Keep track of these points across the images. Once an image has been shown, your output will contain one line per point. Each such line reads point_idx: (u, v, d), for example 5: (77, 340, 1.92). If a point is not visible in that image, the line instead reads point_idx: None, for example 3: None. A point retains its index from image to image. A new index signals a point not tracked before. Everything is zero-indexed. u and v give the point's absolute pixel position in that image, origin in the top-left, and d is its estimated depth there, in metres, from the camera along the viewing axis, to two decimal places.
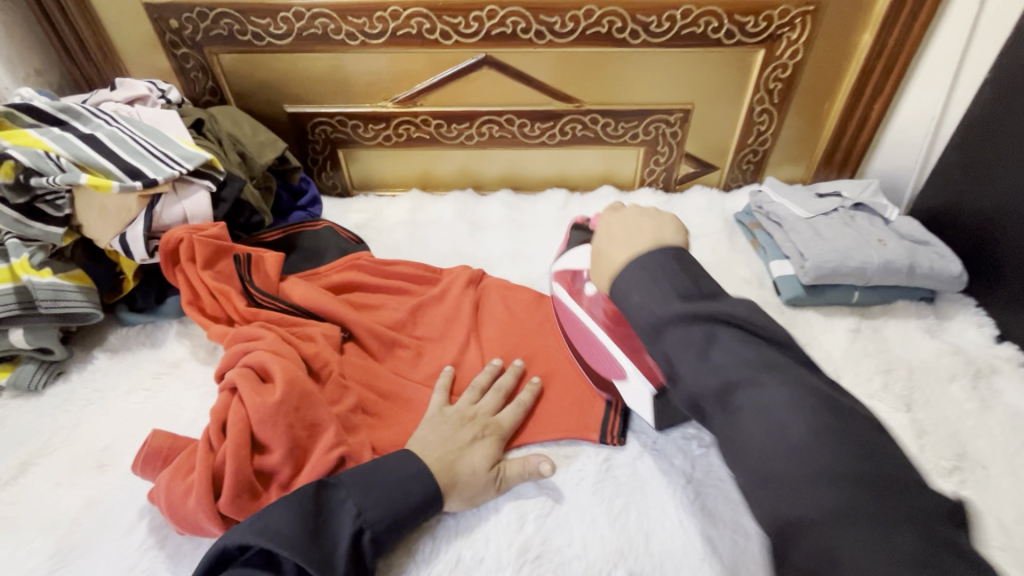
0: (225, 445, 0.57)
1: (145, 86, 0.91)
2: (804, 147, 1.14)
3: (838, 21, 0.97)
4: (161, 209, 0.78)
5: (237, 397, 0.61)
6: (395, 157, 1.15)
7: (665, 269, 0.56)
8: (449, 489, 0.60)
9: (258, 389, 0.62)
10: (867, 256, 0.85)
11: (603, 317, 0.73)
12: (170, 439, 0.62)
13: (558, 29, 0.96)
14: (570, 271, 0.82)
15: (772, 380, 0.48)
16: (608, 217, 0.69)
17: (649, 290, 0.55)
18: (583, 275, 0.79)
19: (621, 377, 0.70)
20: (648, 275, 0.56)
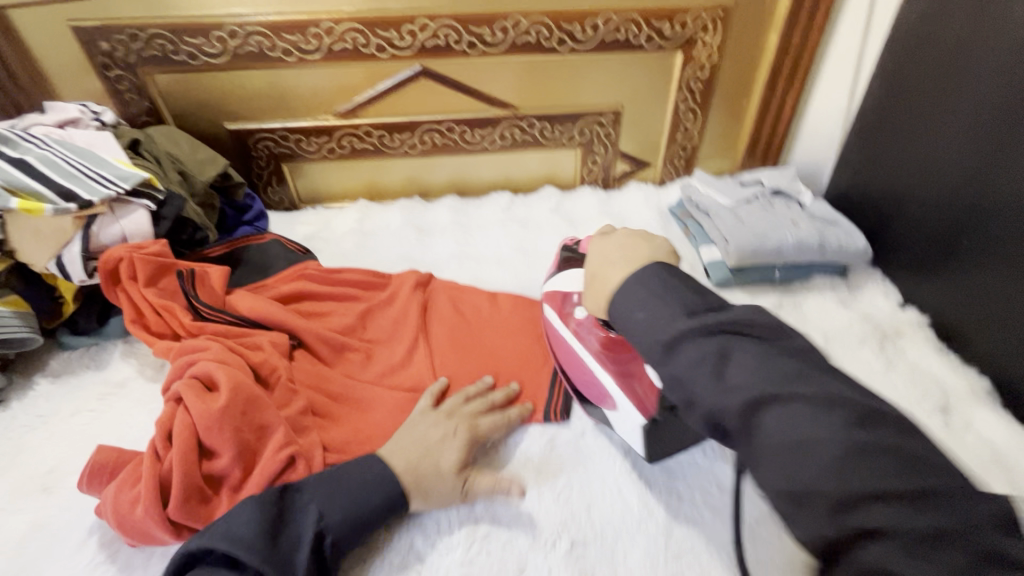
0: (171, 453, 0.58)
1: (76, 109, 0.91)
2: (729, 141, 1.23)
3: (747, 23, 1.06)
4: (97, 229, 0.79)
5: (181, 406, 0.62)
6: (340, 169, 1.17)
7: (663, 283, 0.56)
8: (413, 492, 0.61)
9: (204, 398, 0.63)
10: (783, 236, 0.92)
11: (597, 345, 0.72)
12: (116, 453, 0.63)
13: (489, 39, 1.01)
14: (560, 293, 0.81)
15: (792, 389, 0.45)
16: (599, 242, 0.72)
17: (655, 310, 0.54)
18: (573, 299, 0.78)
19: (611, 407, 0.69)
20: (649, 292, 0.56)
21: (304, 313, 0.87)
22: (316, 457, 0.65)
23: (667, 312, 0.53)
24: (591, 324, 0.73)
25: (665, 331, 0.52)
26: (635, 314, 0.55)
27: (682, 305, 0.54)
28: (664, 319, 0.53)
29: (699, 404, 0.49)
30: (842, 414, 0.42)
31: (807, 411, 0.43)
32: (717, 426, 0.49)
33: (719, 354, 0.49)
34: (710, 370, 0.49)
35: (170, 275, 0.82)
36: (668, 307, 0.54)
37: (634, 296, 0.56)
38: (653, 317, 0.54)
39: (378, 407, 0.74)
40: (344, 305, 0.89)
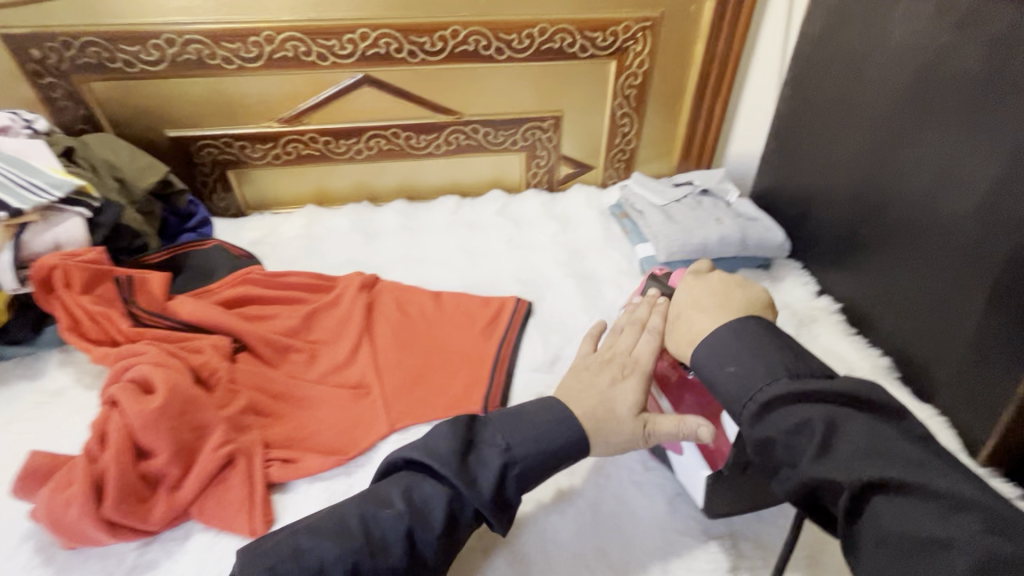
0: (106, 455, 0.59)
1: (6, 117, 0.89)
2: (664, 145, 1.30)
3: (673, 35, 1.13)
4: (29, 237, 0.79)
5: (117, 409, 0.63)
6: (287, 175, 1.18)
7: (760, 342, 0.54)
8: (595, 435, 0.58)
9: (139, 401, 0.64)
10: (708, 232, 0.99)
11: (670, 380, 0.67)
12: (50, 459, 0.63)
13: (429, 48, 1.04)
14: None
15: (876, 430, 0.46)
16: (691, 281, 0.67)
17: (748, 367, 0.53)
18: None
19: (676, 449, 0.63)
20: (745, 346, 0.54)
21: (248, 315, 0.88)
22: (256, 454, 0.67)
23: (764, 368, 0.52)
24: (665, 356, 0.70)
25: (754, 389, 0.51)
26: (716, 372, 0.55)
27: (781, 361, 0.52)
28: (759, 379, 0.52)
29: (794, 471, 0.47)
30: (901, 435, 0.46)
31: (870, 434, 0.46)
32: (813, 492, 0.46)
33: (823, 419, 0.47)
34: (802, 438, 0.47)
35: (108, 282, 0.82)
36: (762, 364, 0.52)
37: (716, 344, 0.56)
38: (745, 374, 0.53)
39: (320, 404, 0.76)
40: (289, 307, 0.91)
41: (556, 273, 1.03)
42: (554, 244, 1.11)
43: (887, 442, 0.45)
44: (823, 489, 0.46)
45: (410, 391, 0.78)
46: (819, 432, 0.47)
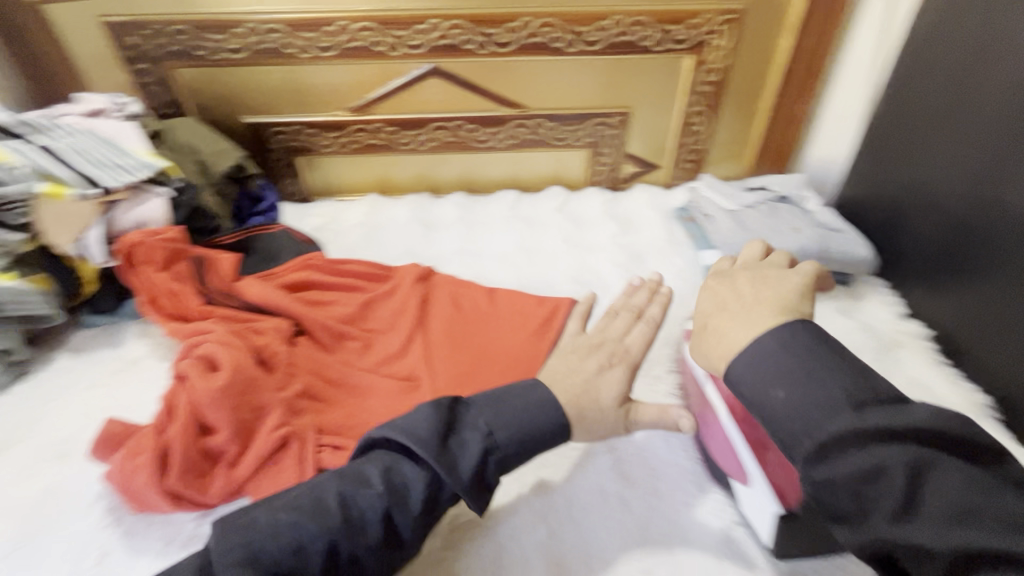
0: (173, 427, 0.63)
1: (104, 101, 0.95)
2: (737, 145, 1.22)
3: (757, 28, 1.05)
4: (117, 214, 0.84)
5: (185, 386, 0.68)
6: (353, 164, 1.20)
7: (810, 358, 0.46)
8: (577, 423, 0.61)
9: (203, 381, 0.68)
10: (783, 242, 0.92)
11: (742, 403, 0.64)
12: (124, 426, 0.68)
13: (499, 39, 1.03)
14: None
15: (962, 478, 0.38)
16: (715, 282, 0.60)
17: (802, 393, 0.44)
18: None
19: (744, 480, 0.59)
20: (788, 363, 0.46)
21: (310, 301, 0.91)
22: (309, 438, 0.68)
23: (819, 398, 0.43)
24: None
25: (814, 425, 0.43)
26: (763, 401, 0.46)
27: (842, 388, 0.43)
28: (820, 416, 0.43)
29: (863, 526, 0.40)
30: (998, 483, 0.38)
31: (965, 488, 0.38)
32: (884, 554, 0.39)
33: (904, 466, 0.38)
34: (878, 486, 0.39)
35: (183, 261, 0.86)
36: (819, 397, 0.43)
37: (756, 359, 0.48)
38: (801, 403, 0.44)
39: (372, 393, 0.77)
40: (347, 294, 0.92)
41: (613, 276, 0.99)
42: (613, 245, 1.07)
43: (982, 496, 0.37)
44: (901, 551, 0.38)
45: (460, 387, 0.78)
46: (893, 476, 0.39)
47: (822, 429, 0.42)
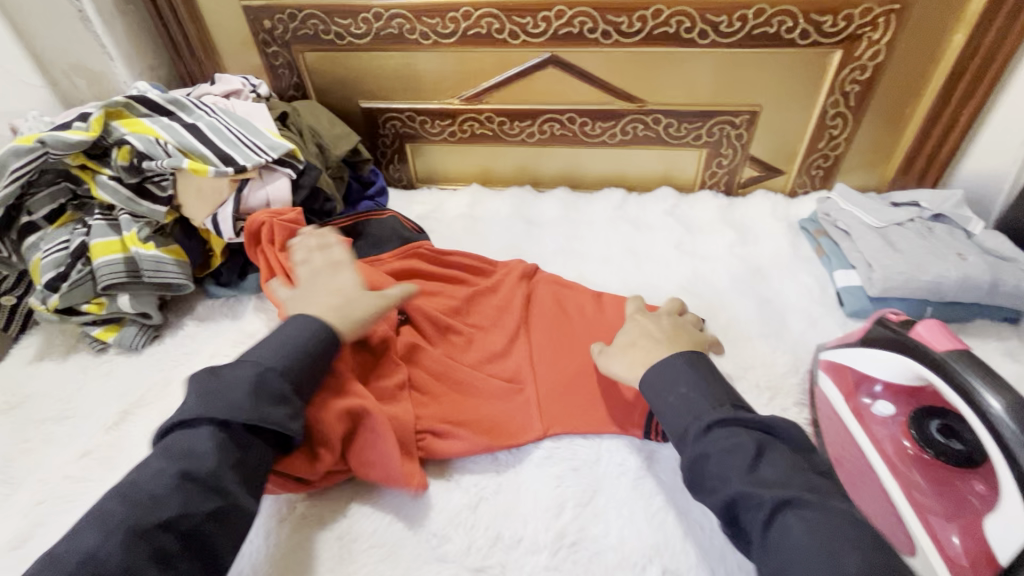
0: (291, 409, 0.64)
1: (239, 81, 1.00)
2: (880, 153, 1.08)
3: (927, 21, 0.91)
4: (247, 192, 0.86)
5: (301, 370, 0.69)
6: (458, 153, 1.19)
7: (669, 372, 0.62)
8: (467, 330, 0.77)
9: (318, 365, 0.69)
10: (944, 269, 0.80)
11: (899, 457, 0.60)
12: None
13: (625, 29, 0.97)
14: (855, 373, 0.66)
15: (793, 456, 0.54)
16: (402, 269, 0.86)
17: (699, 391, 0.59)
18: (875, 387, 0.65)
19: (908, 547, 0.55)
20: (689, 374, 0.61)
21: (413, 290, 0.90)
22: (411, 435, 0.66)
23: (700, 402, 0.58)
24: (896, 428, 0.62)
25: (697, 413, 0.58)
26: (669, 400, 0.60)
27: (726, 392, 0.59)
28: (694, 412, 0.58)
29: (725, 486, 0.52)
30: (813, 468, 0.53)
31: (791, 469, 0.52)
32: (731, 511, 0.51)
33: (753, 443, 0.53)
34: (735, 458, 0.53)
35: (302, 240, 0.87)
36: (700, 401, 0.58)
37: (668, 373, 0.61)
38: (694, 399, 0.59)
39: (475, 392, 0.75)
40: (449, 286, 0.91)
41: (731, 288, 0.91)
42: (729, 255, 0.99)
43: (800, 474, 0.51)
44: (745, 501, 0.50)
45: (563, 396, 0.73)
46: (754, 454, 0.52)
47: (699, 418, 0.57)
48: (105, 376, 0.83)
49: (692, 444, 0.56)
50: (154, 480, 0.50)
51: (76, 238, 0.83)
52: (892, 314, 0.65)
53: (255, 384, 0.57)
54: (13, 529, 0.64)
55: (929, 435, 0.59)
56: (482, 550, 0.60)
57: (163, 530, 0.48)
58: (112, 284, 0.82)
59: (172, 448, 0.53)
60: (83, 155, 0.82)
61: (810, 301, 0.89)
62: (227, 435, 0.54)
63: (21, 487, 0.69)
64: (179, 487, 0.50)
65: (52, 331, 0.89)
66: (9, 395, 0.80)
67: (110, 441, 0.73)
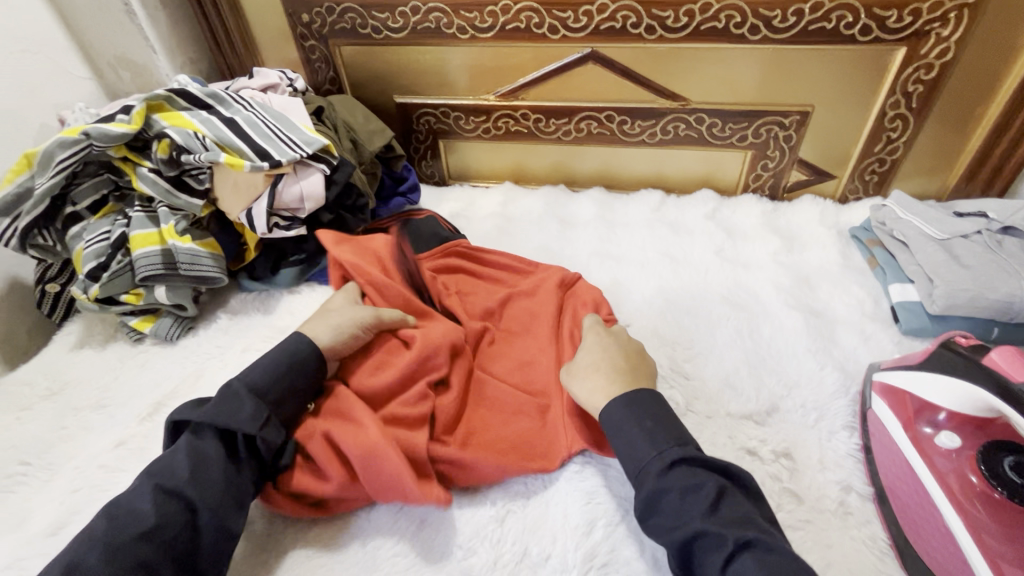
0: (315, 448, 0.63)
1: (276, 76, 1.00)
2: (943, 158, 1.00)
3: (1005, 15, 0.83)
4: (282, 187, 0.85)
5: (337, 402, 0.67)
6: (491, 150, 1.17)
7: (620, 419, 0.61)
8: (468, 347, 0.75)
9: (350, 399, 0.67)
10: (1015, 287, 0.74)
11: (963, 493, 0.55)
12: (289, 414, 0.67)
13: (670, 23, 0.92)
14: (914, 399, 0.62)
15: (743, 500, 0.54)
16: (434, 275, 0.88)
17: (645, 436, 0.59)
18: (937, 415, 0.60)
19: None
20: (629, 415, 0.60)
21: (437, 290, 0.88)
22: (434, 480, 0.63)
23: (647, 445, 0.58)
24: (960, 462, 0.57)
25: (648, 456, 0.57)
26: (618, 441, 0.60)
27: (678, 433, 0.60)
28: (645, 458, 0.57)
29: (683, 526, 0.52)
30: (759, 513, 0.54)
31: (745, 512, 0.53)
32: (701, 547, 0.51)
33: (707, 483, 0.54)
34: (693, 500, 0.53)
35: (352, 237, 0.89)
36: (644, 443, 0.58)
37: (614, 420, 0.61)
38: (643, 439, 0.59)
39: (502, 407, 0.72)
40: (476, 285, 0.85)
41: (774, 299, 0.86)
42: (772, 264, 0.94)
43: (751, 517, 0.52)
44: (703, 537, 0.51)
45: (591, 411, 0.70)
46: (713, 497, 0.53)
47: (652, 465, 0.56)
48: (141, 366, 0.84)
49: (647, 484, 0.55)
50: (134, 492, 0.55)
51: (116, 229, 0.85)
52: (960, 337, 0.61)
53: (223, 398, 0.62)
54: (50, 515, 0.65)
55: (1004, 475, 0.54)
56: (508, 565, 0.59)
57: (141, 538, 0.51)
58: (149, 276, 0.83)
59: (152, 465, 0.58)
60: (124, 148, 0.83)
61: (860, 316, 0.84)
62: (199, 444, 0.58)
63: (59, 473, 0.71)
64: (155, 497, 0.54)
65: (92, 319, 0.91)
66: (51, 381, 0.82)
67: (144, 432, 0.74)
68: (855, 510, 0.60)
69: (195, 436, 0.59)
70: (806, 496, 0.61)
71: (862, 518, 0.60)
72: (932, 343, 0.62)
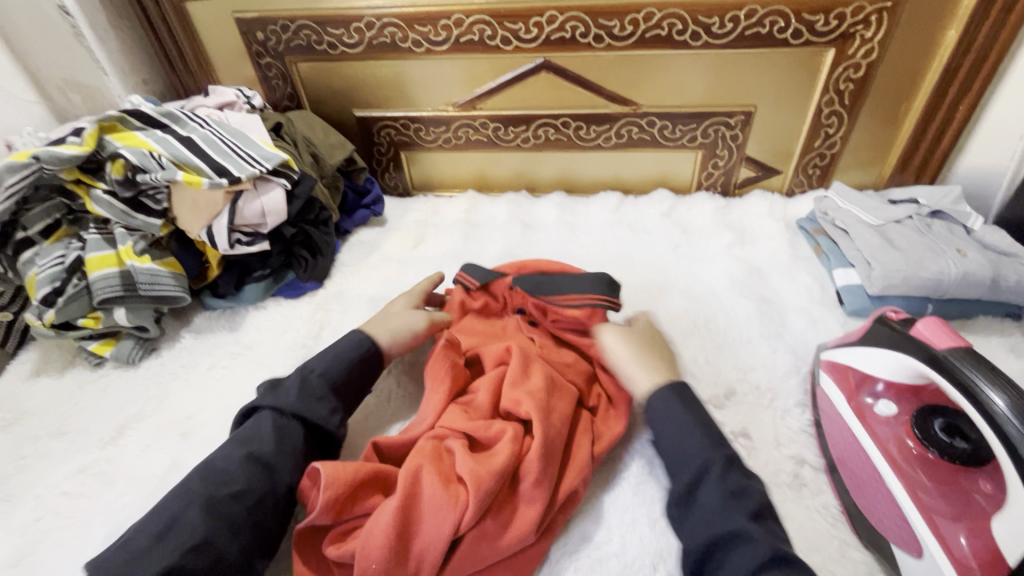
0: (434, 551, 0.51)
1: (233, 93, 1.00)
2: (876, 151, 1.07)
3: (919, 17, 0.90)
4: (242, 204, 0.85)
5: (429, 498, 0.53)
6: (453, 160, 1.20)
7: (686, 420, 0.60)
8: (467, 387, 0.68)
9: (450, 491, 0.53)
10: (943, 267, 0.80)
11: (901, 455, 0.59)
12: (348, 479, 0.54)
13: (617, 32, 0.96)
14: (856, 375, 0.66)
15: None
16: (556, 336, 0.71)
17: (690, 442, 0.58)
18: (875, 386, 0.64)
19: (914, 552, 0.53)
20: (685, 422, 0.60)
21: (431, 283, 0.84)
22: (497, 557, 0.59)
23: (696, 440, 0.58)
24: (896, 427, 0.61)
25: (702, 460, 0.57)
26: (666, 431, 0.60)
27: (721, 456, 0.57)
28: (693, 451, 0.58)
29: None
30: None
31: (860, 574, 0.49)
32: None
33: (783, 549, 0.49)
34: (737, 500, 0.53)
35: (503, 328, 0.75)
36: (696, 438, 0.58)
37: (661, 406, 0.62)
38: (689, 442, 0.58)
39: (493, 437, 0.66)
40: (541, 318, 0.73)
41: (728, 290, 0.91)
42: (724, 256, 0.99)
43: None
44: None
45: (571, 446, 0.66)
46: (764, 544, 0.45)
47: (697, 457, 0.57)
48: (102, 390, 0.82)
49: (687, 476, 0.56)
50: (224, 458, 0.56)
51: (71, 252, 0.83)
52: (891, 312, 0.65)
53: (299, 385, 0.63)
54: (10, 548, 0.64)
55: (935, 436, 0.58)
56: None
57: (233, 500, 0.53)
58: (108, 298, 0.82)
59: (241, 433, 0.59)
60: (77, 170, 0.81)
61: (808, 301, 0.88)
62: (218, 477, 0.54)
63: (18, 504, 0.69)
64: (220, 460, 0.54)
65: (49, 345, 0.89)
66: (6, 412, 0.80)
67: (108, 456, 0.73)
68: (808, 481, 0.64)
69: (278, 412, 0.60)
70: (763, 471, 0.65)
71: (815, 488, 0.64)
72: (868, 320, 0.67)
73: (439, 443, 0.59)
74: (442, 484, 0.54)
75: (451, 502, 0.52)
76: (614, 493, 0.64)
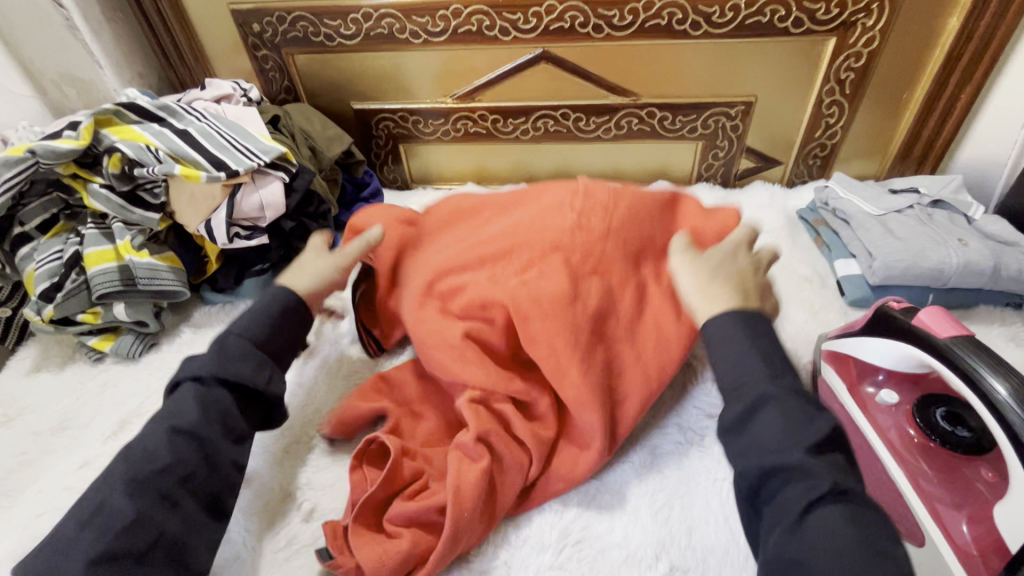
0: (509, 493, 0.60)
1: (229, 86, 0.99)
2: (877, 141, 1.07)
3: (921, 4, 0.89)
4: (241, 197, 0.85)
5: (497, 455, 0.60)
6: (451, 152, 1.19)
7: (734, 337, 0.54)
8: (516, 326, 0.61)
9: (516, 451, 0.61)
10: (945, 256, 0.80)
11: (902, 444, 0.59)
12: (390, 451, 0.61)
13: (616, 22, 0.96)
14: (859, 365, 0.66)
15: None
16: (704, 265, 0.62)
17: (743, 362, 0.53)
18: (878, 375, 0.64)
19: (917, 542, 0.54)
20: (748, 343, 0.54)
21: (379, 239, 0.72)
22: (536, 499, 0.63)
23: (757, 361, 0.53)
24: (900, 416, 0.61)
25: (758, 380, 0.52)
26: (725, 351, 0.55)
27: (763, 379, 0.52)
28: (753, 376, 0.52)
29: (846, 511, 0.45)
30: None
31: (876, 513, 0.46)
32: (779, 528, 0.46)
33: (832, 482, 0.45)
34: (803, 430, 0.48)
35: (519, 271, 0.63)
36: (757, 362, 0.53)
37: (723, 330, 0.55)
38: (749, 360, 0.53)
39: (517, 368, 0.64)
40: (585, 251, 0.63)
41: None
42: None
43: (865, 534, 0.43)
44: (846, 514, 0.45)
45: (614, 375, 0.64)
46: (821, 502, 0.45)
47: (756, 385, 0.52)
48: (102, 385, 0.82)
49: (741, 403, 0.52)
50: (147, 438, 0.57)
51: (69, 248, 0.83)
52: (893, 303, 0.64)
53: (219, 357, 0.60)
54: (13, 542, 0.64)
55: (937, 425, 0.58)
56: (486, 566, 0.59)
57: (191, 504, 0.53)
58: (107, 293, 0.82)
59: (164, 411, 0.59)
60: (73, 164, 0.80)
61: (809, 292, 0.88)
62: None
63: (20, 499, 0.69)
64: None
65: (48, 341, 0.89)
66: (7, 407, 0.80)
67: (110, 450, 0.73)
68: None
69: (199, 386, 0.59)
70: None
71: None
72: (871, 309, 0.66)
73: (485, 407, 0.62)
74: (509, 445, 0.61)
75: (519, 463, 0.61)
76: (615, 484, 0.64)
